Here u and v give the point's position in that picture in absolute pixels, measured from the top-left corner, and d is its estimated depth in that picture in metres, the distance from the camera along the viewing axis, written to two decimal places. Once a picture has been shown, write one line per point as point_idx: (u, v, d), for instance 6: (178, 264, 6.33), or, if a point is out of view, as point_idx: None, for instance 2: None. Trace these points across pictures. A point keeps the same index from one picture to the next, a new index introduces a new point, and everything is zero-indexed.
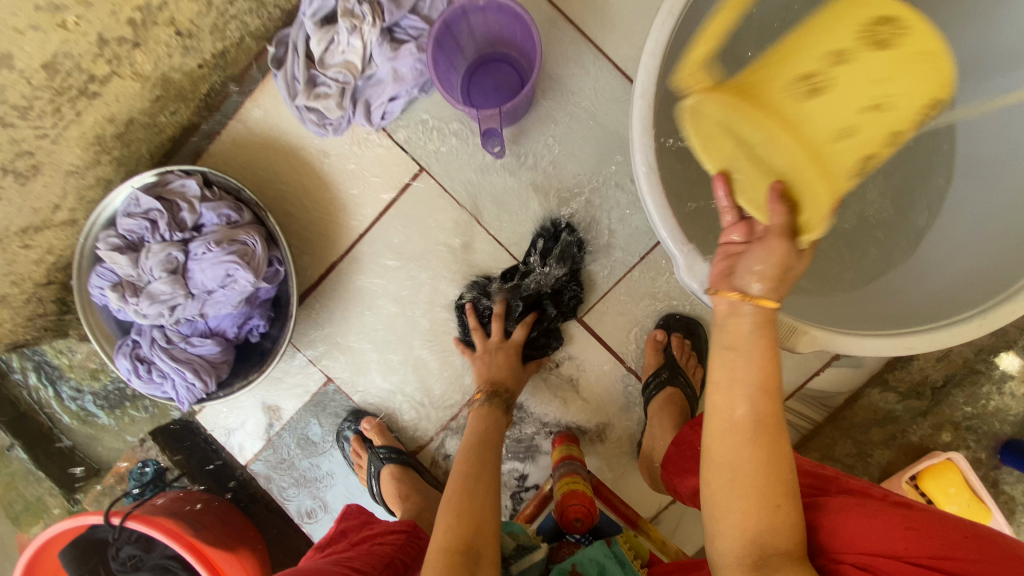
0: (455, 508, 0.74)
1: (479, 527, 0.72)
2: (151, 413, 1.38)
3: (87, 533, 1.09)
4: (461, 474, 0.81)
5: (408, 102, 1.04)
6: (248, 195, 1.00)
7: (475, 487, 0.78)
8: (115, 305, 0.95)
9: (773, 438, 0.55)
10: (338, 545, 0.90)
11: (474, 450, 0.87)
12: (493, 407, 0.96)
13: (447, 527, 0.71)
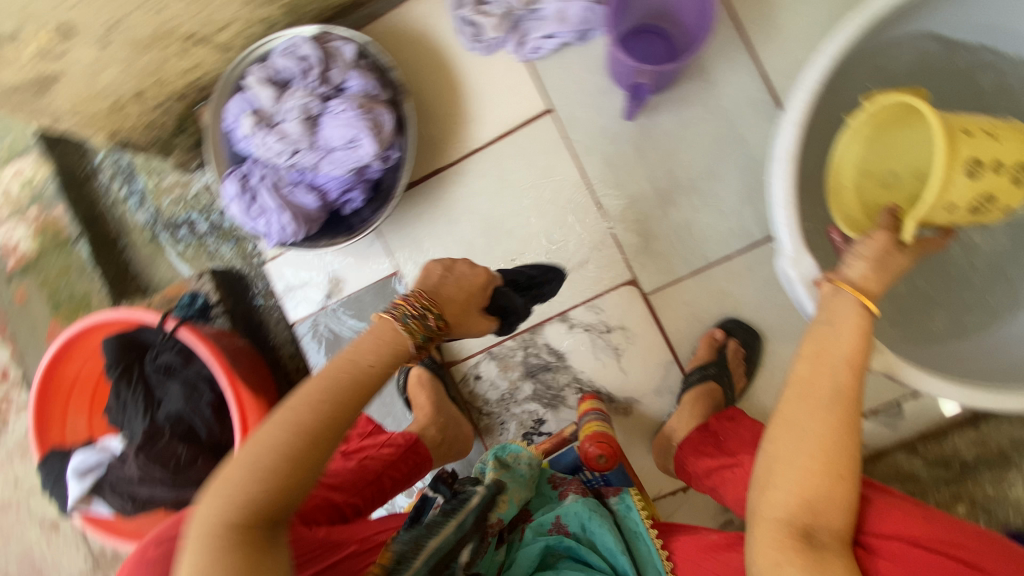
0: (252, 494, 0.53)
1: (282, 505, 0.55)
2: (210, 255, 1.44)
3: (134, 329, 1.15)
4: (285, 435, 0.55)
5: (561, 45, 1.09)
6: (396, 76, 1.05)
7: (297, 464, 0.55)
8: (246, 131, 1.01)
9: (845, 412, 0.63)
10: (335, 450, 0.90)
11: (316, 404, 0.56)
12: (415, 336, 0.64)
13: (234, 509, 0.53)
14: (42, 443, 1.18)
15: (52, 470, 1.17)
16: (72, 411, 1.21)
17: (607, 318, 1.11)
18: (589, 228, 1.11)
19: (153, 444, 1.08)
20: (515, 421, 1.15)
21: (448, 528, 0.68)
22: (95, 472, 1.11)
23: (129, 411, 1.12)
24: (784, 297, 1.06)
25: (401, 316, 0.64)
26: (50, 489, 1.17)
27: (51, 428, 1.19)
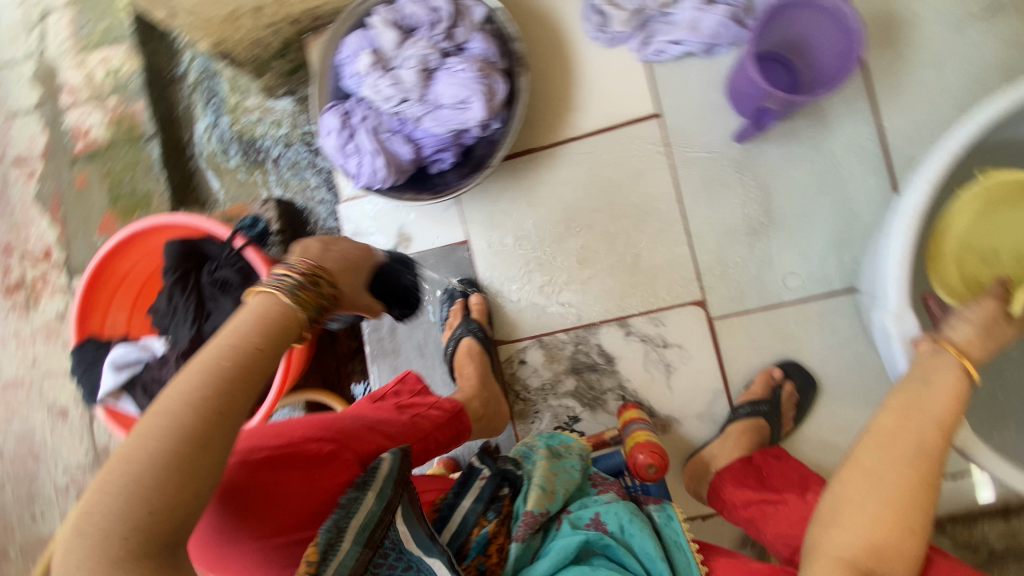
0: (137, 520, 0.47)
1: (181, 522, 0.49)
2: (275, 183, 1.43)
3: (198, 239, 1.15)
4: (170, 441, 0.49)
5: (684, 54, 1.08)
6: (518, 47, 1.03)
7: (192, 469, 0.49)
8: (361, 69, 1.01)
9: (923, 468, 0.63)
10: (389, 401, 0.84)
11: (200, 398, 0.52)
12: (297, 308, 0.63)
13: (121, 543, 0.46)
14: (81, 330, 1.18)
15: (87, 356, 1.17)
16: (116, 306, 1.21)
17: (666, 334, 1.10)
18: (670, 240, 1.10)
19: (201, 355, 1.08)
20: (549, 413, 1.14)
21: (369, 501, 0.57)
22: (132, 368, 1.11)
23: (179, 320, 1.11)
24: (849, 351, 1.05)
25: (283, 284, 0.64)
26: (82, 377, 1.17)
27: (93, 317, 1.19)
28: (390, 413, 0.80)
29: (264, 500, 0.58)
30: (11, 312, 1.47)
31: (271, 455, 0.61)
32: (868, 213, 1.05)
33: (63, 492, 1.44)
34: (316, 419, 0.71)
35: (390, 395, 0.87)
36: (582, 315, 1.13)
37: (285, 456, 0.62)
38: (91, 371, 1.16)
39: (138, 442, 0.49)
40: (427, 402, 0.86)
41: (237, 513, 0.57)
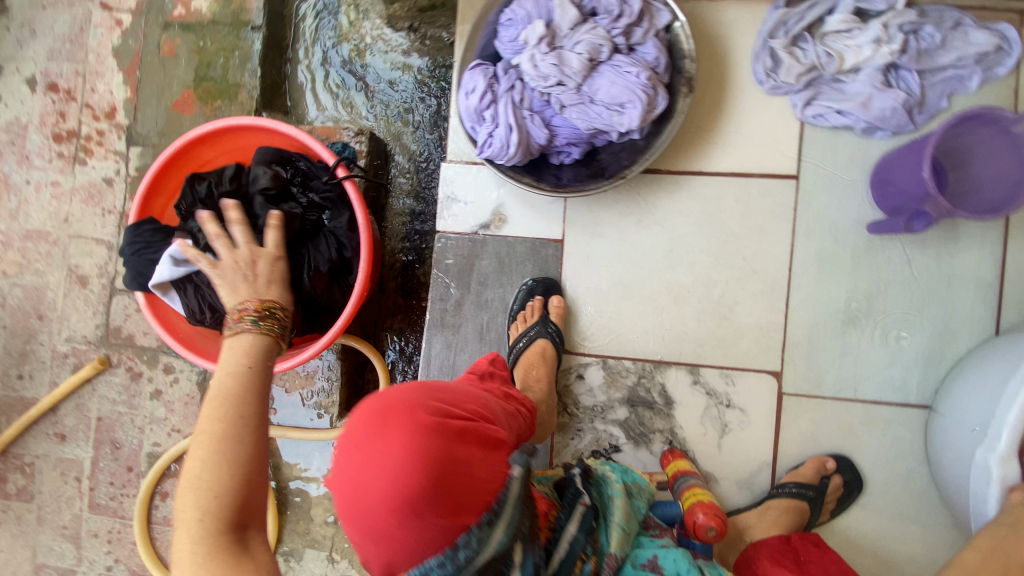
0: (208, 511, 0.63)
1: (242, 507, 0.65)
2: (368, 116, 1.40)
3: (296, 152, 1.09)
4: (212, 446, 0.65)
5: (842, 126, 1.04)
6: (688, 67, 0.97)
7: (235, 466, 0.65)
8: (528, 36, 0.94)
9: None
10: (493, 385, 0.82)
11: (227, 411, 0.68)
12: (266, 334, 0.80)
13: (199, 527, 0.62)
14: (141, 207, 1.08)
15: (141, 239, 1.06)
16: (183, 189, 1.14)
17: (733, 394, 1.09)
18: (766, 305, 1.07)
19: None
20: (593, 435, 1.11)
21: (496, 535, 0.50)
22: (191, 266, 1.02)
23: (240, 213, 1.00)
24: (902, 465, 1.05)
25: (245, 321, 0.79)
26: (123, 251, 1.06)
27: (158, 198, 1.11)
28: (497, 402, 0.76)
29: (464, 477, 0.49)
30: (55, 160, 1.37)
31: (465, 428, 0.52)
32: (965, 339, 1.04)
33: (60, 360, 1.37)
34: (465, 394, 0.63)
35: (485, 377, 0.85)
36: (656, 350, 1.10)
37: (476, 432, 0.54)
38: (144, 255, 1.05)
39: (197, 450, 0.66)
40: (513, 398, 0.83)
41: (438, 483, 0.47)
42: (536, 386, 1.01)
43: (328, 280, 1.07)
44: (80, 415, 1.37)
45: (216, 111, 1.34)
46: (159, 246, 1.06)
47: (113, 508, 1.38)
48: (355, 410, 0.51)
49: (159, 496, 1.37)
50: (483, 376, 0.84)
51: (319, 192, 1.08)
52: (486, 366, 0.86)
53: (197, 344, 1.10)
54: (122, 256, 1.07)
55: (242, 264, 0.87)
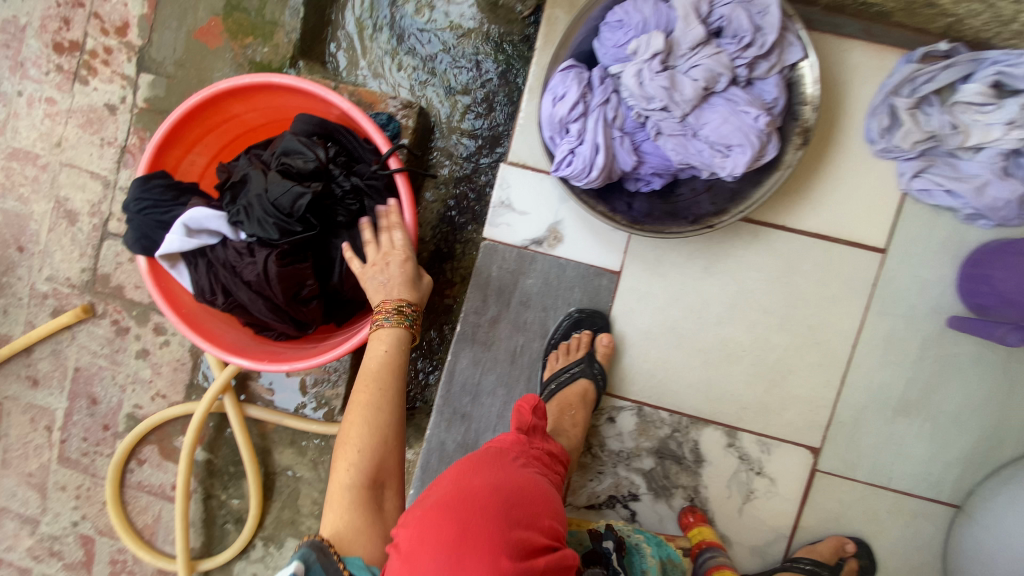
0: (352, 469, 0.76)
1: (381, 467, 0.77)
2: (418, 85, 1.24)
3: (343, 127, 0.95)
4: (363, 407, 0.80)
5: (945, 206, 0.96)
6: (806, 114, 0.86)
7: (380, 432, 0.79)
8: (639, 47, 0.82)
9: None
10: (535, 443, 0.78)
11: (373, 385, 0.81)
12: (402, 327, 0.86)
13: (346, 476, 0.75)
14: (153, 158, 0.93)
15: (149, 196, 0.91)
16: (202, 142, 0.99)
17: (766, 462, 1.04)
18: (820, 378, 1.01)
19: (291, 257, 0.89)
20: (614, 479, 1.06)
21: None
22: (204, 240, 0.90)
23: (271, 190, 0.86)
24: (918, 559, 1.03)
25: (381, 319, 0.85)
26: (127, 207, 0.92)
27: (173, 150, 0.95)
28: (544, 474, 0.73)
29: None
30: (52, 74, 1.19)
31: (542, 566, 0.54)
32: (1012, 447, 1.00)
33: (39, 300, 1.24)
34: (531, 492, 0.62)
35: (526, 433, 0.79)
36: (696, 405, 1.04)
37: (550, 564, 0.55)
38: (150, 216, 0.91)
39: (352, 411, 0.80)
40: (550, 467, 0.77)
41: None
42: (572, 431, 0.96)
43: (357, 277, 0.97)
44: (56, 362, 1.26)
45: (246, 49, 1.17)
46: (170, 208, 0.92)
47: (84, 464, 1.28)
48: (435, 541, 0.51)
49: (135, 459, 1.27)
50: (527, 434, 0.78)
51: (363, 177, 0.94)
52: (529, 419, 0.79)
53: (200, 323, 0.96)
54: (124, 212, 0.92)
55: (380, 265, 0.88)
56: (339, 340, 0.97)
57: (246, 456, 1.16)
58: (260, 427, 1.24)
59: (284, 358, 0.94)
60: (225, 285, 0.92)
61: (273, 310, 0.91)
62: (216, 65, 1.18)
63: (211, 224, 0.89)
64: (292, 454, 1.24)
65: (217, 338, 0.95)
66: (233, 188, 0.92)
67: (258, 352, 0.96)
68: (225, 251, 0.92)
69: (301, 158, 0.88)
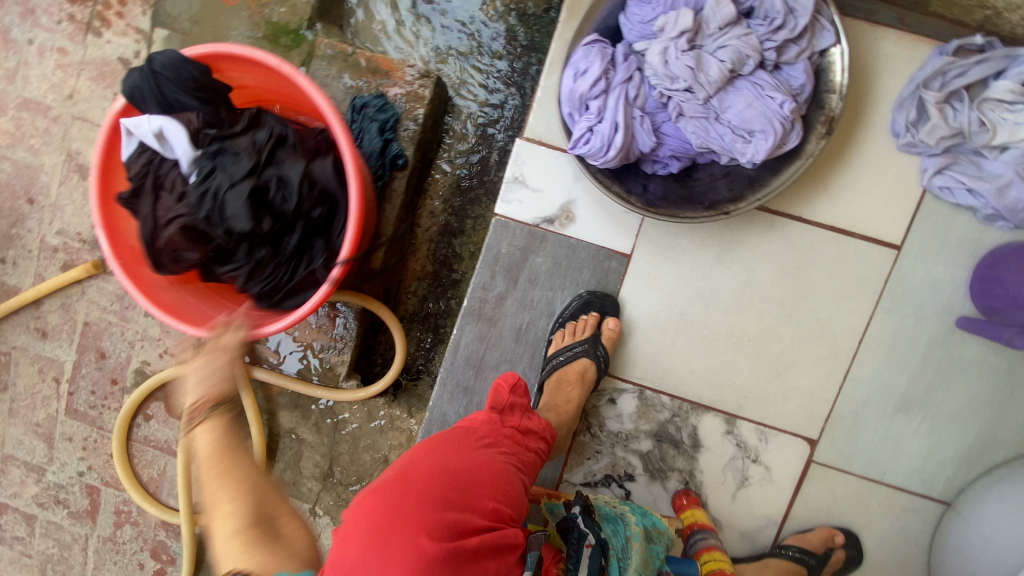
0: (237, 529, 0.68)
1: (263, 505, 0.71)
2: (437, 54, 1.22)
3: (345, 200, 0.95)
4: (220, 475, 0.71)
5: (967, 205, 0.94)
6: (832, 102, 0.84)
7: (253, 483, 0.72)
8: (667, 24, 0.80)
9: None
10: (511, 421, 0.82)
11: (217, 460, 0.72)
12: (223, 415, 0.73)
13: (232, 530, 0.68)
14: (204, 55, 0.91)
15: (174, 72, 0.88)
16: (254, 74, 0.96)
17: (763, 451, 1.05)
18: (823, 372, 1.02)
19: (193, 233, 0.88)
20: (611, 460, 1.08)
21: None
22: (166, 149, 0.90)
23: (233, 190, 0.85)
24: (905, 552, 1.05)
25: (199, 417, 0.72)
26: (153, 60, 0.90)
27: (229, 62, 0.94)
28: (511, 452, 0.78)
29: None
30: (65, 25, 1.18)
31: (474, 546, 0.63)
32: (1007, 448, 1.01)
33: (49, 253, 1.24)
34: (476, 478, 0.68)
35: (501, 411, 0.83)
36: (697, 392, 1.04)
37: (481, 544, 0.64)
38: (162, 80, 0.89)
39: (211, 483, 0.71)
40: (519, 444, 0.80)
41: None
42: (564, 407, 0.97)
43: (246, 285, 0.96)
44: (66, 316, 1.27)
45: (263, 9, 1.16)
46: (178, 91, 0.90)
47: (91, 417, 1.31)
48: (367, 524, 0.62)
49: (142, 415, 1.30)
50: (501, 412, 0.82)
51: (314, 250, 0.94)
52: (505, 397, 0.84)
53: (117, 177, 0.95)
54: (147, 58, 0.90)
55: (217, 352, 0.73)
56: (191, 311, 0.96)
57: (251, 416, 1.18)
58: (265, 389, 1.26)
59: (137, 271, 0.94)
60: (141, 184, 0.91)
61: (146, 232, 0.90)
62: (232, 23, 1.16)
63: (176, 145, 0.89)
64: (296, 417, 1.26)
65: (112, 211, 0.94)
66: (224, 146, 0.90)
67: (128, 249, 0.95)
68: (166, 169, 0.91)
69: (282, 199, 0.88)
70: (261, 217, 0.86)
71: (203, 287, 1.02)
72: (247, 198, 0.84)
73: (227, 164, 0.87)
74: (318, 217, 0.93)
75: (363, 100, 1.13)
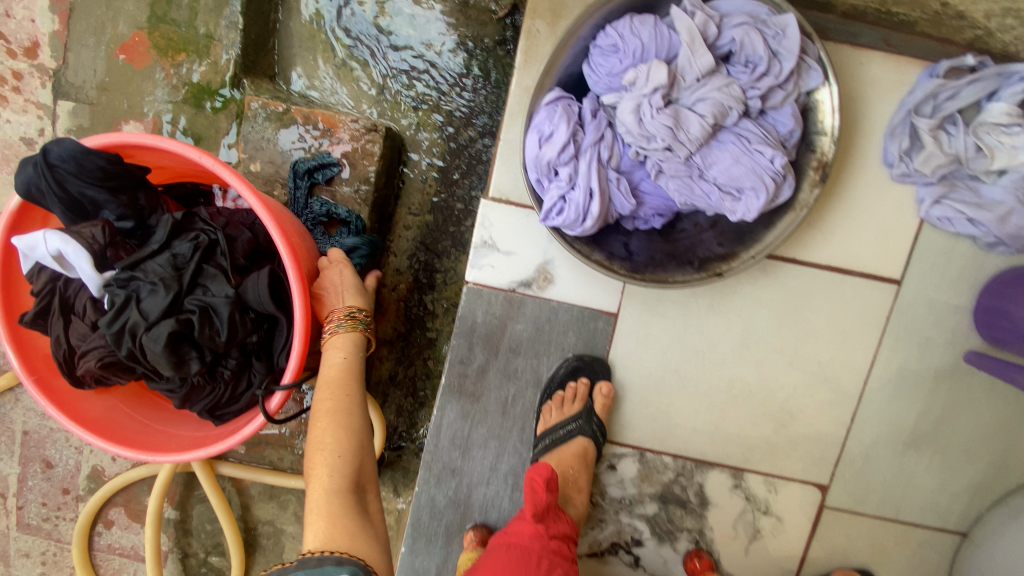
0: None
1: (359, 472, 0.77)
2: (384, 99, 1.10)
3: (286, 320, 0.87)
4: (331, 415, 0.77)
5: (967, 233, 0.88)
6: (824, 145, 0.76)
7: (348, 429, 0.78)
8: (637, 79, 0.71)
9: None
10: (555, 530, 0.74)
11: None
12: None
13: None
14: (110, 144, 0.78)
15: (76, 166, 0.76)
16: (175, 157, 0.84)
17: (773, 502, 1.00)
18: (830, 416, 0.96)
19: (114, 364, 0.81)
20: (616, 527, 1.01)
21: None
22: (69, 269, 0.79)
23: (151, 333, 0.77)
24: None
25: (358, 323, 0.83)
26: (47, 150, 0.77)
27: (142, 150, 0.82)
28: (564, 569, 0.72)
29: None
30: None
31: None
32: (1020, 473, 0.98)
33: None
34: None
35: (542, 517, 0.75)
36: (700, 449, 0.98)
37: None
38: (65, 180, 0.77)
39: (318, 416, 0.78)
40: (567, 555, 0.74)
41: None
42: (578, 498, 0.91)
43: (180, 401, 0.86)
44: (2, 426, 1.14)
45: (179, 68, 1.02)
46: (82, 185, 0.78)
47: (47, 530, 1.19)
48: None
49: (102, 522, 1.19)
50: (543, 520, 0.74)
51: (255, 377, 0.88)
52: (543, 499, 0.74)
53: (19, 287, 0.83)
54: (40, 149, 0.76)
55: None
56: (124, 427, 0.88)
57: (224, 519, 1.07)
58: (234, 483, 1.15)
59: (56, 385, 0.85)
60: (48, 303, 0.81)
61: (59, 355, 0.81)
62: (146, 87, 1.03)
63: (77, 268, 0.77)
64: (273, 508, 1.17)
65: (19, 328, 0.83)
66: (137, 272, 0.79)
67: (43, 361, 0.85)
68: (74, 291, 0.82)
69: (211, 332, 0.80)
70: (186, 359, 0.79)
71: (132, 387, 0.93)
72: (166, 342, 0.76)
73: (142, 295, 0.78)
74: (255, 341, 0.85)
75: (351, 243, 0.98)
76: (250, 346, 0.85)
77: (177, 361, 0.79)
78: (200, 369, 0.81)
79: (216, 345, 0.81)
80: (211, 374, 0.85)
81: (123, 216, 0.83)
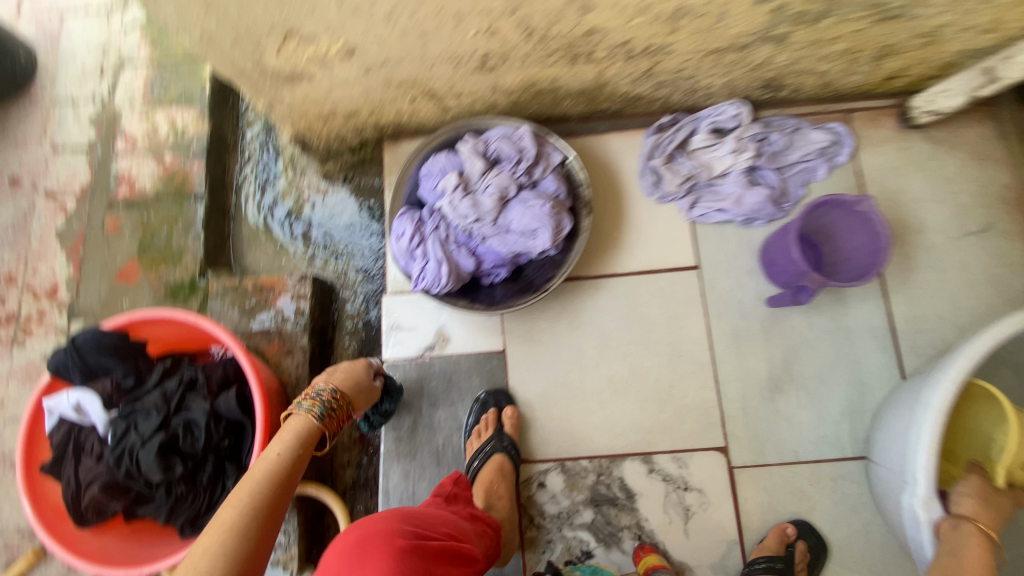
0: None
1: None
2: (311, 259, 1.49)
3: (252, 424, 1.09)
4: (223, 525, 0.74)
5: (726, 220, 1.22)
6: (584, 192, 1.15)
7: (235, 547, 0.72)
8: (444, 185, 1.10)
9: None
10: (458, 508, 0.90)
11: None
12: None
13: None
14: (120, 323, 1.10)
15: (95, 342, 1.05)
16: (168, 325, 1.14)
17: (689, 476, 1.12)
18: (698, 384, 1.16)
19: (115, 486, 1.03)
20: (563, 543, 1.11)
21: None
22: (85, 417, 1.07)
23: (145, 447, 1.00)
24: (858, 519, 1.09)
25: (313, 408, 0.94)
26: (74, 337, 1.07)
27: (145, 324, 1.13)
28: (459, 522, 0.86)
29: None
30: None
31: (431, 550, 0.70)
32: (875, 388, 1.15)
33: None
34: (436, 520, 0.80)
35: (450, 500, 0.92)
36: (608, 445, 1.14)
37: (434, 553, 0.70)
38: (85, 355, 1.06)
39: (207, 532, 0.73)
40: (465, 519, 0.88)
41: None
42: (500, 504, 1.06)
43: (166, 514, 1.04)
44: None
45: (161, 276, 1.42)
46: (98, 357, 1.06)
47: None
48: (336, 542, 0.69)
49: None
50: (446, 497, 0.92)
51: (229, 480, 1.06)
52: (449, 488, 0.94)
53: (39, 444, 1.07)
54: (69, 338, 1.06)
55: None
56: (117, 555, 1.03)
57: None
58: None
59: (60, 527, 1.02)
60: (64, 450, 1.06)
61: (69, 493, 1.03)
62: (137, 295, 1.40)
63: (91, 412, 1.07)
64: None
65: (35, 481, 1.04)
66: (135, 406, 1.05)
67: (52, 508, 1.03)
68: (85, 435, 1.08)
69: (193, 439, 1.04)
70: (172, 464, 1.01)
71: (124, 527, 1.09)
72: (157, 451, 1.00)
73: (140, 421, 1.03)
74: (227, 444, 1.06)
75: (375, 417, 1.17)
76: (223, 451, 1.06)
77: (165, 467, 1.01)
78: (183, 475, 1.02)
79: (196, 449, 1.04)
80: (192, 481, 1.04)
81: (127, 375, 1.09)
